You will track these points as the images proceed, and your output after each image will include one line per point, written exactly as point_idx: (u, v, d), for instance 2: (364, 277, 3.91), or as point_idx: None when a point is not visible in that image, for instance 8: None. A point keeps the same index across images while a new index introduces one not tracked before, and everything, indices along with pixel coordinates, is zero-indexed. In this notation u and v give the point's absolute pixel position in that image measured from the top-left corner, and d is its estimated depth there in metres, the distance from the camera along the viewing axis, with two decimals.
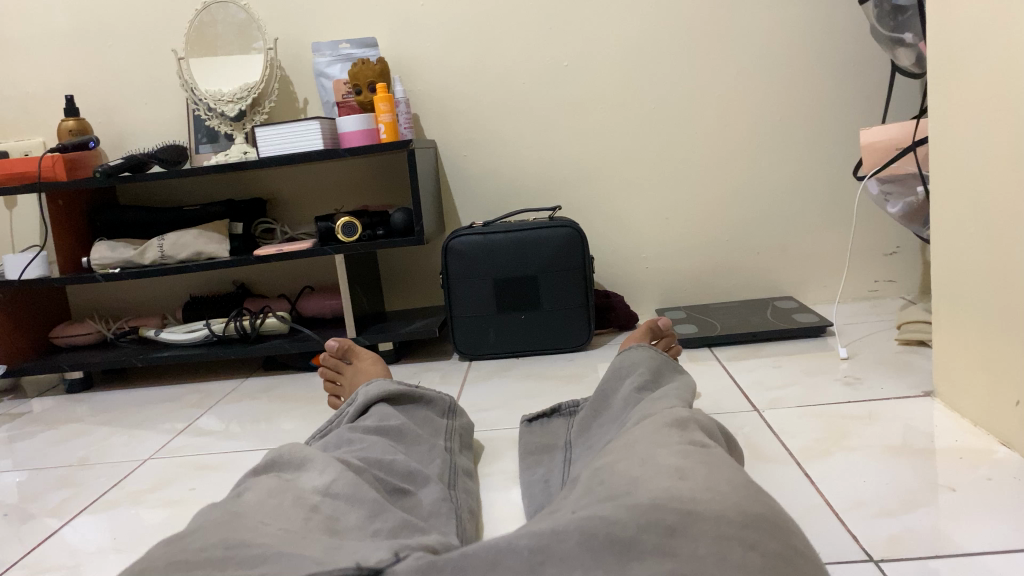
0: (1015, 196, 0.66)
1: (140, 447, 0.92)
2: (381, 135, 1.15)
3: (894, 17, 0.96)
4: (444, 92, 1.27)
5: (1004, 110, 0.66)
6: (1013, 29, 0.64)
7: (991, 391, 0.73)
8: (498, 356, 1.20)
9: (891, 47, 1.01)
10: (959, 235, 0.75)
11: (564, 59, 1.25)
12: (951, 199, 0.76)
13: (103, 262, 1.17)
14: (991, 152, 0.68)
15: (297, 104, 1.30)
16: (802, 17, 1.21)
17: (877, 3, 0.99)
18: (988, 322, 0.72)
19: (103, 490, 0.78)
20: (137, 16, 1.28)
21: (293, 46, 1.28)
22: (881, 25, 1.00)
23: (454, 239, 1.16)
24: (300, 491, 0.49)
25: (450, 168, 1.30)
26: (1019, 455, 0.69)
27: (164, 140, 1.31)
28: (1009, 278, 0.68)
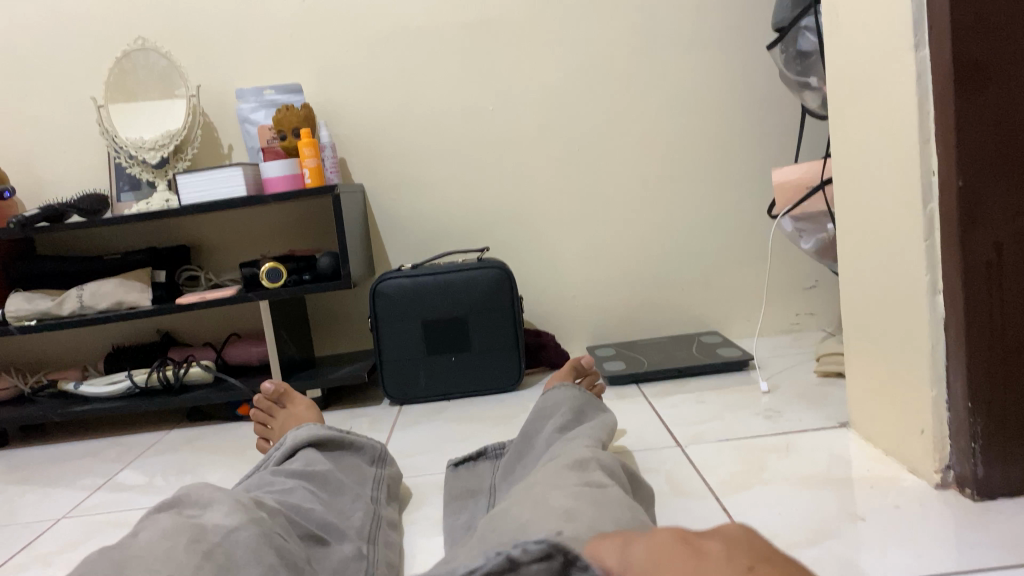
0: (909, 234, 0.69)
1: (55, 505, 0.89)
2: (306, 180, 1.15)
3: (799, 62, 1.01)
4: (369, 137, 1.28)
5: (895, 152, 0.70)
6: (900, 76, 0.67)
7: (898, 421, 0.76)
8: (429, 399, 1.20)
9: (798, 91, 1.05)
10: (863, 270, 0.78)
11: (489, 104, 1.27)
12: (853, 237, 0.79)
13: (19, 314, 1.13)
14: (887, 192, 0.72)
15: (221, 150, 1.29)
16: (716, 63, 1.25)
17: (783, 49, 1.03)
18: (891, 353, 0.75)
19: (11, 552, 0.76)
20: (56, 64, 1.26)
21: (217, 93, 1.27)
22: (788, 70, 1.04)
23: (382, 283, 1.16)
24: (196, 534, 0.48)
25: (378, 212, 1.30)
26: (925, 483, 0.72)
27: (83, 188, 1.29)
28: (908, 311, 0.71)
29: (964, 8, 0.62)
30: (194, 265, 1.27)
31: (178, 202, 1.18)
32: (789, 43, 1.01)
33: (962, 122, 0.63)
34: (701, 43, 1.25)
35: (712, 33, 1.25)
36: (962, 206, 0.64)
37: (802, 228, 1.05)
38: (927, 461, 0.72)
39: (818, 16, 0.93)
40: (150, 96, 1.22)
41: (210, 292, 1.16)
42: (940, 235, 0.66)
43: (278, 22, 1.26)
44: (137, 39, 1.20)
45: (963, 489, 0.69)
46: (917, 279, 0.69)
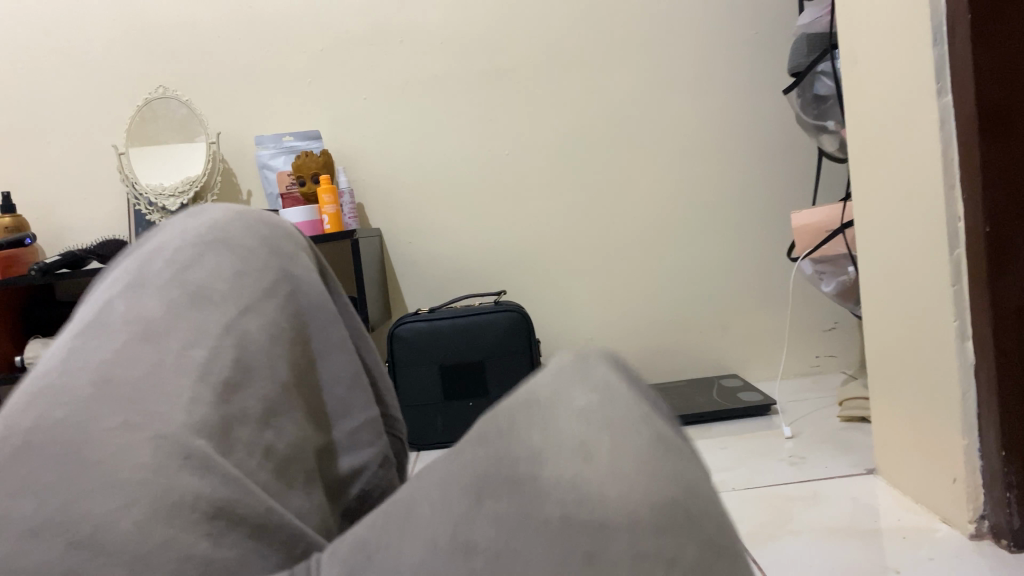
0: (936, 279, 0.69)
1: None
2: (324, 226, 1.15)
3: (816, 106, 1.01)
4: (387, 183, 1.29)
5: (919, 198, 0.69)
6: (923, 122, 0.67)
7: (928, 469, 0.75)
8: (446, 445, 1.19)
9: (816, 134, 1.05)
10: (889, 315, 0.78)
11: (505, 149, 1.28)
12: (877, 283, 0.79)
13: (38, 360, 1.13)
14: (912, 237, 0.71)
15: (240, 196, 1.30)
16: (731, 107, 1.26)
17: (799, 94, 1.03)
18: (920, 400, 0.74)
19: None
20: (79, 114, 1.28)
21: (236, 140, 1.29)
22: (805, 114, 1.04)
23: (399, 327, 1.16)
24: (193, 315, 0.43)
25: (395, 256, 1.30)
26: (958, 533, 0.70)
27: (103, 235, 1.29)
28: (936, 357, 0.70)
29: (985, 55, 0.62)
30: None
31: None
32: (806, 87, 1.02)
33: (987, 168, 0.63)
34: (714, 88, 1.26)
35: (727, 77, 1.26)
36: (990, 252, 0.63)
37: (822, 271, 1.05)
38: (960, 511, 0.70)
39: (834, 61, 0.94)
40: (170, 141, 1.23)
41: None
42: (968, 281, 0.66)
43: (298, 71, 1.27)
44: (158, 88, 1.22)
45: (999, 539, 0.67)
46: (945, 326, 0.68)
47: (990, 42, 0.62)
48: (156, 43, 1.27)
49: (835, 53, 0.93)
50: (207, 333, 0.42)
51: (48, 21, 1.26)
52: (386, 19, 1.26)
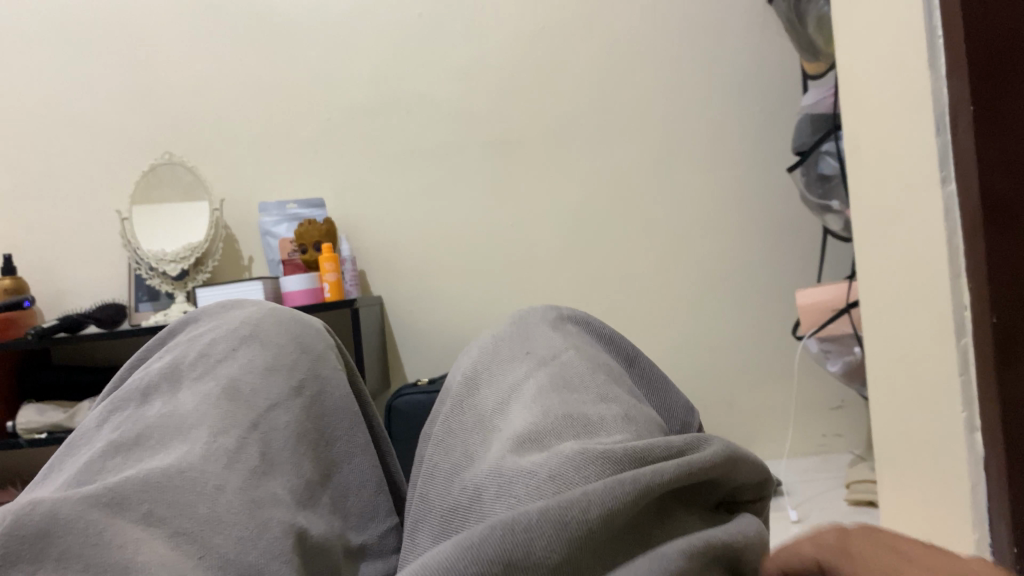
0: (943, 367, 0.67)
1: None
2: (325, 294, 1.15)
3: (821, 184, 1.01)
4: (389, 251, 1.28)
5: (925, 284, 0.68)
6: (926, 207, 0.67)
7: None
8: None
9: (820, 213, 1.04)
10: (896, 400, 0.76)
11: (509, 218, 1.28)
12: (882, 367, 0.77)
13: (29, 425, 1.11)
14: (917, 321, 0.70)
15: (241, 262, 1.29)
16: (735, 182, 1.26)
17: (804, 172, 1.03)
18: (929, 490, 0.72)
19: None
20: (86, 176, 1.29)
21: (240, 206, 1.29)
22: (810, 192, 1.04)
23: (397, 398, 1.14)
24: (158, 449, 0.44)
25: (396, 325, 1.29)
26: None
27: (103, 298, 1.29)
28: (946, 447, 0.68)
29: (989, 147, 0.61)
30: None
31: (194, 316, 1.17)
32: (810, 166, 1.01)
33: (994, 259, 0.62)
34: (717, 164, 1.26)
35: (730, 154, 1.26)
36: (997, 343, 0.62)
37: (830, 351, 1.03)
38: None
39: (839, 142, 0.94)
40: (174, 206, 1.23)
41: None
42: (975, 371, 0.64)
43: (304, 139, 1.28)
44: (164, 154, 1.23)
45: None
46: (953, 415, 0.66)
47: (995, 134, 0.61)
48: (165, 110, 1.28)
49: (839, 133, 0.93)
50: (211, 463, 0.43)
51: (59, 88, 1.28)
52: (394, 91, 1.28)
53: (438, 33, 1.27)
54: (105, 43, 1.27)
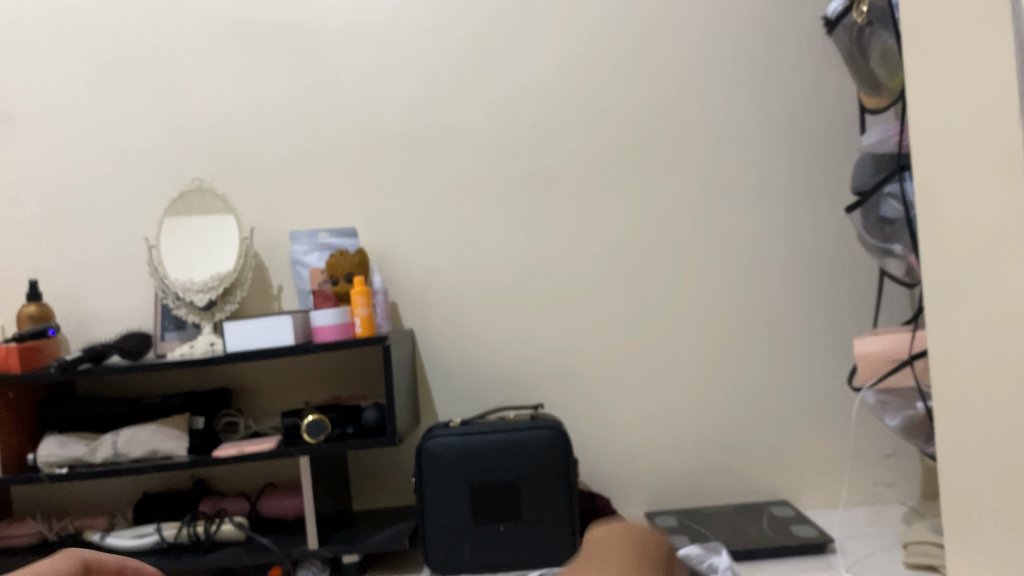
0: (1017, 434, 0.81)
1: None
2: (357, 328, 1.31)
3: (882, 228, 1.22)
4: (425, 276, 1.51)
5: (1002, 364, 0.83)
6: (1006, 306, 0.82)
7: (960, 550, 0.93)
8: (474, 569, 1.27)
9: (880, 256, 1.25)
10: (967, 473, 0.91)
11: (538, 262, 1.51)
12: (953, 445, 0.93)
13: (50, 458, 1.32)
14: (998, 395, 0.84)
15: (270, 289, 1.53)
16: (802, 234, 1.50)
17: (865, 220, 1.24)
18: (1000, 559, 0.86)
19: None
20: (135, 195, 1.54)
21: (269, 238, 1.53)
22: (870, 236, 1.24)
23: (432, 441, 1.26)
24: None
25: (425, 355, 1.51)
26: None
27: (129, 325, 1.54)
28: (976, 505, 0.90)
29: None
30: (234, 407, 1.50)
31: (203, 424, 1.39)
32: (871, 207, 1.22)
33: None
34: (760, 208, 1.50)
35: (782, 207, 1.50)
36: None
37: (868, 534, 1.35)
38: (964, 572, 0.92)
39: (904, 185, 1.14)
40: (206, 242, 1.44)
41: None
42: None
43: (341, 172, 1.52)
44: (194, 182, 1.44)
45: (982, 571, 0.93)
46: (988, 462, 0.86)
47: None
48: (246, 116, 1.53)
49: (904, 173, 1.14)
50: None
51: (159, 90, 1.54)
52: (434, 128, 1.52)
53: (524, 113, 1.51)
54: (274, 33, 1.52)
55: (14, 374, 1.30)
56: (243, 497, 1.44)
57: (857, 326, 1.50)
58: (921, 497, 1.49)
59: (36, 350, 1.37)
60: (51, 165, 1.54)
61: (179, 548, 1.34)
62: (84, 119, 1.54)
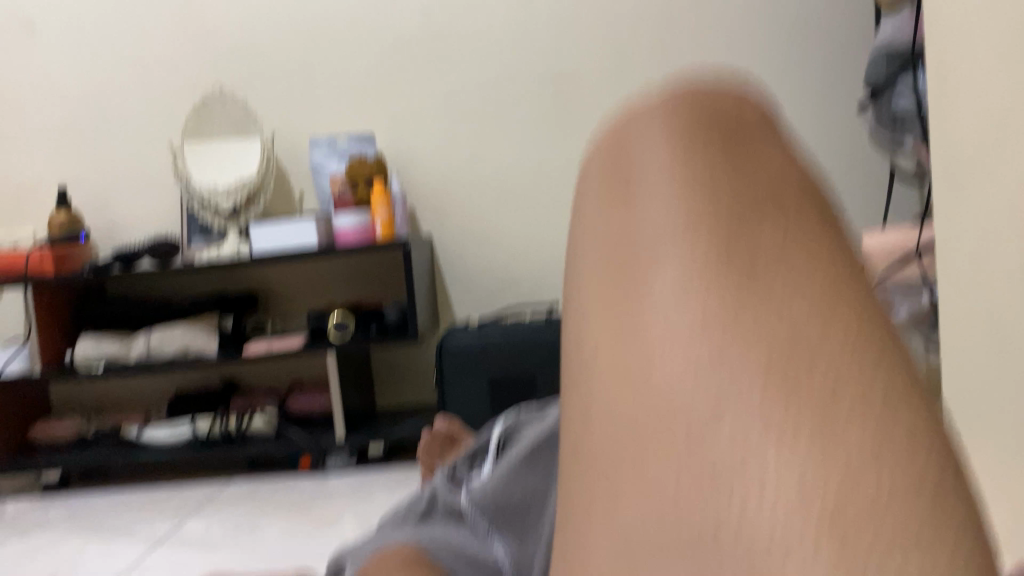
0: None
1: (193, 498, 1.06)
2: (377, 232, 1.13)
3: (893, 123, 0.97)
4: (443, 183, 1.28)
5: None
6: None
7: None
8: None
9: (891, 149, 1.01)
10: None
11: (561, 157, 1.26)
12: None
13: (87, 358, 1.13)
14: None
15: (292, 197, 1.29)
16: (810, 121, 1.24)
17: (876, 110, 0.99)
18: None
19: (209, 496, 1.06)
20: (133, 94, 1.29)
21: (290, 143, 1.28)
22: (881, 130, 1.00)
23: (450, 338, 1.10)
24: None
25: (446, 265, 1.29)
26: None
27: (156, 233, 1.31)
28: None
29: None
30: (260, 312, 1.28)
31: (232, 324, 1.18)
32: (883, 102, 0.97)
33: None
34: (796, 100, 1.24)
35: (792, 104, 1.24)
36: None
37: None
38: None
39: (916, 79, 0.89)
40: (230, 149, 1.24)
41: (133, 490, 1.12)
42: None
43: (357, 74, 1.27)
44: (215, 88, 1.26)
45: None
46: None
47: None
48: None
49: (916, 67, 0.89)
50: None
51: None
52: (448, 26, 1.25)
53: (538, 20, 1.24)
54: None
55: (46, 278, 1.12)
56: (271, 394, 1.25)
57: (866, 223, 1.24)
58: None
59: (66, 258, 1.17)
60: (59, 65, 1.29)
61: (213, 443, 1.15)
62: (112, 25, 1.28)
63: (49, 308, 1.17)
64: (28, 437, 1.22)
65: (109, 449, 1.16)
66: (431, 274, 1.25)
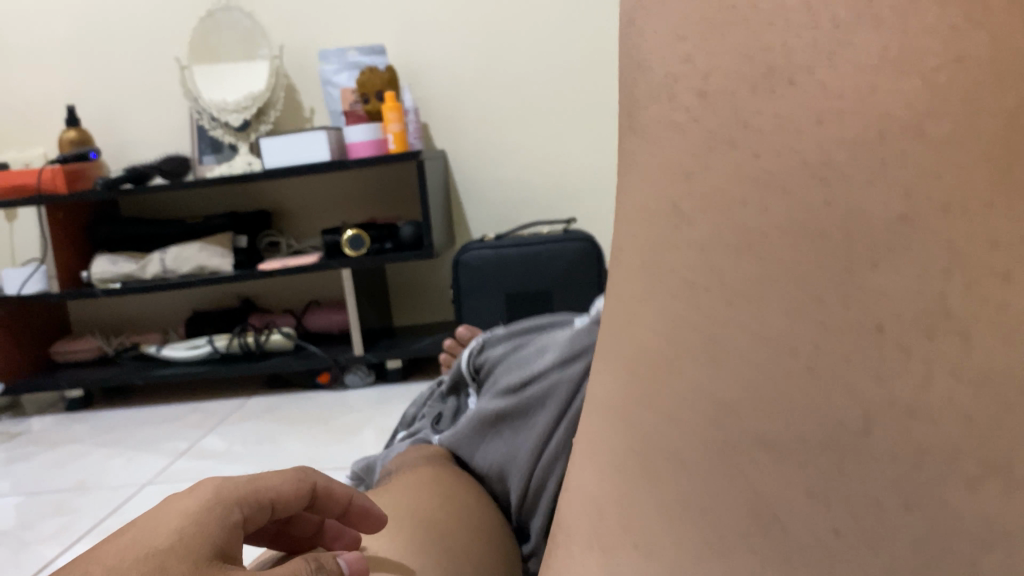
0: None
1: (214, 414, 1.07)
2: (389, 145, 1.11)
3: None
4: (456, 94, 1.24)
5: None
6: None
7: None
8: None
9: None
10: None
11: (578, 66, 1.23)
12: None
13: (104, 277, 1.13)
14: None
15: (302, 113, 1.27)
16: None
17: None
18: None
19: (229, 411, 1.07)
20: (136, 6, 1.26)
21: (299, 55, 1.25)
22: None
23: (465, 253, 1.08)
24: None
25: (460, 180, 1.27)
26: None
27: (166, 151, 1.29)
28: None
29: None
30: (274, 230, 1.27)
31: (246, 242, 1.19)
32: None
33: None
34: None
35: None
36: None
37: None
38: None
39: None
40: (238, 64, 1.21)
41: (156, 406, 1.13)
42: None
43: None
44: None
45: None
46: None
47: None
48: None
49: None
50: None
51: None
52: None
53: None
54: None
55: (58, 196, 1.10)
56: (288, 312, 1.25)
57: None
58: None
59: (77, 177, 1.15)
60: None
61: (232, 359, 1.15)
62: None
63: (63, 228, 1.17)
64: (50, 356, 1.23)
65: (130, 366, 1.17)
66: (445, 189, 1.23)
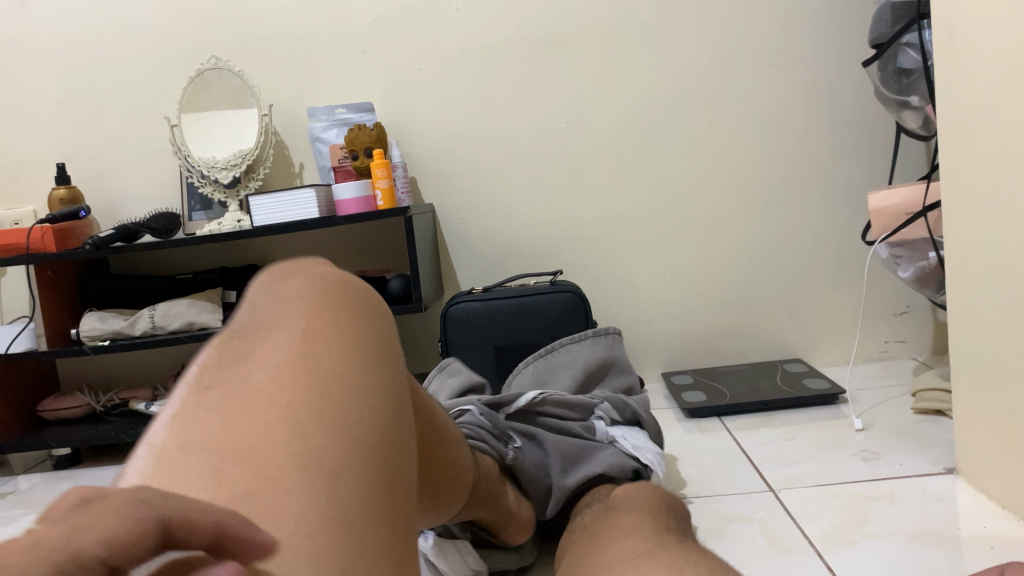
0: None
1: None
2: (378, 202, 1.12)
3: (898, 79, 0.96)
4: (443, 149, 1.27)
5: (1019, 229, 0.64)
6: (1008, 141, 0.64)
7: (976, 430, 0.74)
8: None
9: (896, 110, 1.00)
10: (988, 339, 0.70)
11: (562, 121, 1.25)
12: (966, 291, 0.73)
13: (92, 334, 1.13)
14: (1007, 259, 0.66)
15: (292, 168, 1.29)
16: (817, 82, 1.21)
17: (881, 67, 0.98)
18: (1009, 421, 0.68)
19: None
20: (126, 67, 1.28)
21: (288, 112, 1.27)
22: (886, 88, 0.99)
23: (453, 306, 1.10)
24: None
25: (448, 232, 1.29)
26: (1005, 482, 0.71)
27: (157, 207, 1.31)
28: (1005, 338, 0.68)
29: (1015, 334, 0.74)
30: None
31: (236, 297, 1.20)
32: (887, 59, 0.96)
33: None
34: (804, 56, 1.21)
35: (793, 59, 1.21)
36: None
37: (881, 384, 1.15)
38: (995, 465, 0.72)
39: (919, 35, 0.88)
40: (227, 122, 1.22)
41: None
42: None
43: (352, 40, 1.25)
44: (210, 59, 1.21)
45: (977, 487, 0.75)
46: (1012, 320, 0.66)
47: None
48: None
49: (923, 22, 0.87)
50: None
51: None
52: None
53: None
54: None
55: (47, 255, 1.11)
56: None
57: (874, 180, 1.23)
58: (932, 352, 1.25)
59: (67, 235, 1.16)
60: (54, 38, 1.27)
61: None
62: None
63: (52, 286, 1.17)
64: (38, 413, 1.23)
65: (119, 423, 1.17)
66: (433, 241, 1.25)
